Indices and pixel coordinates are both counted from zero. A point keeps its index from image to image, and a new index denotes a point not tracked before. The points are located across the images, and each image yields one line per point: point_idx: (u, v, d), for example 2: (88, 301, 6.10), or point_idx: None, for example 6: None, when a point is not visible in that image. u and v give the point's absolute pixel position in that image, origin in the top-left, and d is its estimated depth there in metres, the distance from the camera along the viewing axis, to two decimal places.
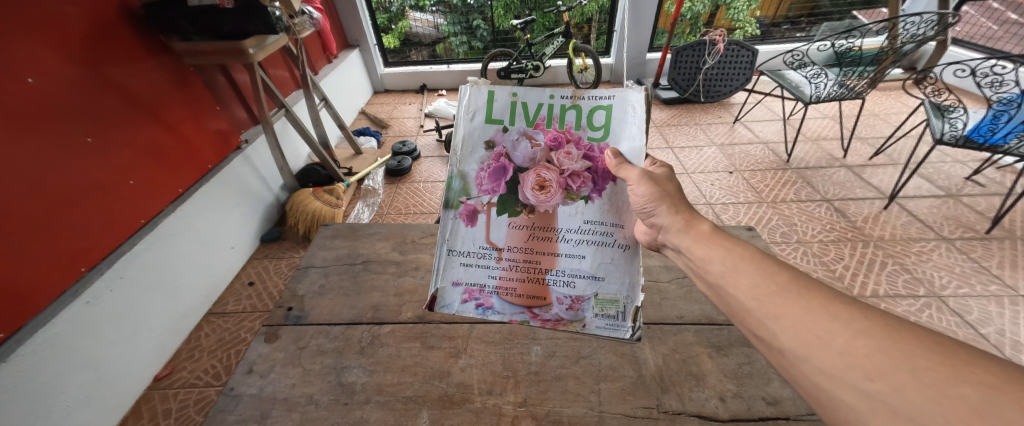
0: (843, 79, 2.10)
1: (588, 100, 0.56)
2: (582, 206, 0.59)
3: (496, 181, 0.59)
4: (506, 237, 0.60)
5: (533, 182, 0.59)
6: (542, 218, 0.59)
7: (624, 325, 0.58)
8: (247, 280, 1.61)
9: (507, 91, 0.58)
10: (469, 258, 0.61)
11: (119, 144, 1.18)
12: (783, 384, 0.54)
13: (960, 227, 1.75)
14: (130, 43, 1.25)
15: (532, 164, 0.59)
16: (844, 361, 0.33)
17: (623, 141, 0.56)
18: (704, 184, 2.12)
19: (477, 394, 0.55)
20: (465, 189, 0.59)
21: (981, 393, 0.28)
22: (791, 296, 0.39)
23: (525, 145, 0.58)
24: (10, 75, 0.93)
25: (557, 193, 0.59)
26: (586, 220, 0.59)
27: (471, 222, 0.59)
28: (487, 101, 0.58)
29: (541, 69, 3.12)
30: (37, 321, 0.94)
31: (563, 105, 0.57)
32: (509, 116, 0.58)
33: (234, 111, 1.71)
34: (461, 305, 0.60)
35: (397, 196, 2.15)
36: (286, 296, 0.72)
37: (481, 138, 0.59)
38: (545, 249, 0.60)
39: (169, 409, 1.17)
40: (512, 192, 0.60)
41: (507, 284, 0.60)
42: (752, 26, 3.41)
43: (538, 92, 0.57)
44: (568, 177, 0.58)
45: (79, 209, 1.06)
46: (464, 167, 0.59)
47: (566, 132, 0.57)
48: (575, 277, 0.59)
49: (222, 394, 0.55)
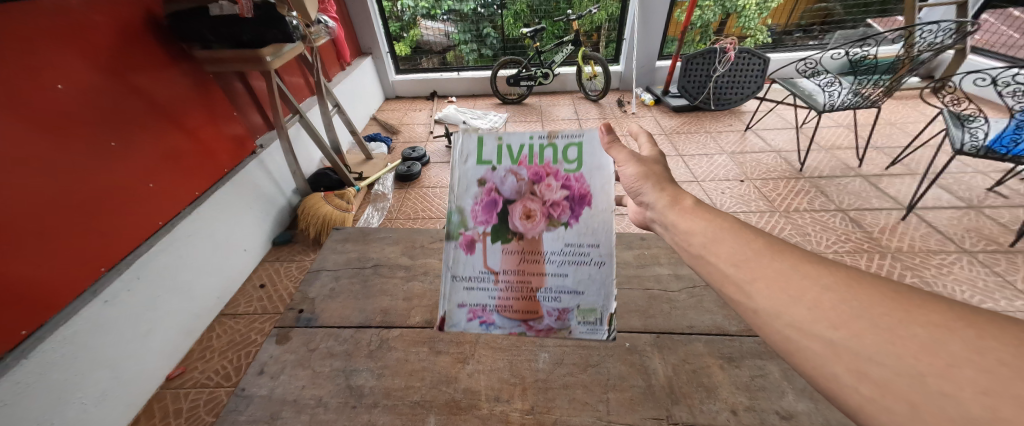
0: (858, 88, 2.06)
1: (562, 137, 0.55)
2: (564, 231, 0.56)
3: (488, 213, 0.57)
4: (501, 261, 0.58)
5: (520, 213, 0.56)
6: (530, 244, 0.57)
7: (603, 328, 0.57)
8: (258, 282, 1.63)
9: (492, 135, 0.56)
10: (472, 282, 0.59)
11: (140, 148, 1.21)
12: (797, 398, 0.53)
13: (983, 239, 1.70)
14: (154, 52, 1.29)
15: (518, 196, 0.56)
16: (813, 314, 0.35)
17: (599, 170, 0.54)
18: (714, 193, 2.10)
19: (484, 400, 0.55)
20: (462, 222, 0.57)
21: (931, 332, 0.30)
22: (764, 259, 0.41)
23: (510, 180, 0.56)
24: (40, 82, 0.97)
25: (542, 221, 0.56)
26: (569, 243, 0.56)
27: (469, 251, 0.56)
28: (474, 145, 0.57)
29: (551, 75, 3.25)
30: (58, 318, 0.97)
31: (541, 143, 0.55)
32: (494, 156, 0.56)
33: (249, 117, 1.75)
34: (467, 323, 0.59)
35: (406, 201, 2.17)
36: (297, 298, 0.73)
37: (470, 177, 0.57)
38: (534, 270, 0.58)
39: (180, 408, 1.19)
40: (501, 222, 0.57)
41: (506, 302, 0.59)
42: (764, 34, 3.38)
43: (519, 134, 0.55)
44: (550, 206, 0.56)
45: (101, 211, 1.09)
46: (457, 203, 0.57)
47: (546, 166, 0.55)
48: (562, 293, 0.58)
49: (235, 395, 0.56)
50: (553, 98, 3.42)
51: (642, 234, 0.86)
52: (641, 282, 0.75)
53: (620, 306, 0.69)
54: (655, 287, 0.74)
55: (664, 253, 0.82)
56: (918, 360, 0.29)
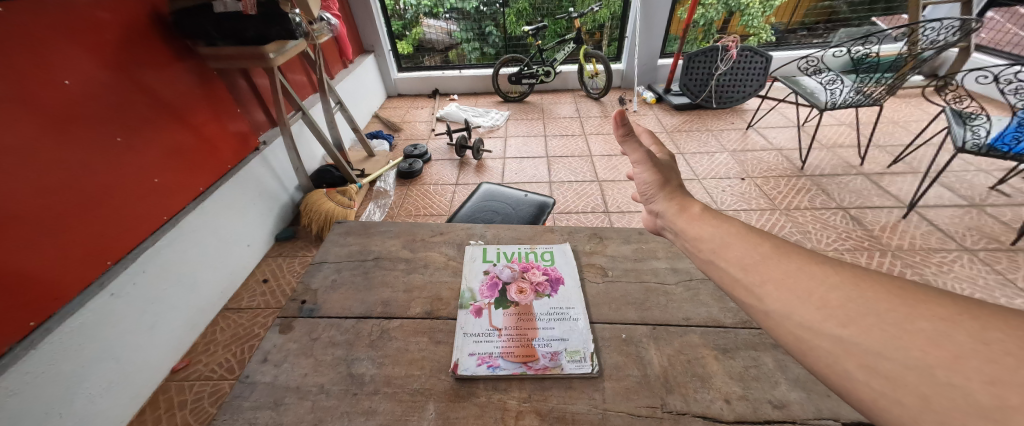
0: (860, 86, 2.06)
1: (540, 247, 0.84)
2: (547, 300, 0.70)
3: (492, 289, 0.72)
4: (502, 320, 0.66)
5: (515, 288, 0.72)
6: (526, 309, 0.68)
7: (587, 362, 0.58)
8: (262, 277, 1.65)
9: (494, 247, 0.84)
10: (480, 337, 0.63)
11: (146, 144, 1.23)
12: (790, 388, 0.54)
13: (984, 237, 1.70)
14: (160, 49, 1.31)
15: (513, 278, 0.74)
16: (821, 313, 0.36)
17: (566, 264, 0.79)
18: (715, 191, 2.10)
19: (482, 389, 0.55)
20: (472, 297, 0.71)
21: (937, 326, 0.30)
22: (772, 262, 0.42)
23: (507, 270, 0.77)
24: (48, 77, 0.99)
25: (530, 294, 0.71)
26: (552, 306, 0.69)
27: (478, 314, 0.66)
28: (481, 253, 0.83)
29: (552, 73, 3.23)
30: (66, 310, 0.98)
31: (526, 250, 0.83)
32: (495, 257, 0.81)
33: (253, 114, 1.77)
34: (477, 368, 0.58)
35: (407, 198, 2.18)
36: (300, 290, 0.74)
37: (479, 269, 0.78)
38: (528, 325, 0.65)
39: (184, 400, 1.21)
40: (502, 295, 0.71)
41: (510, 347, 0.61)
42: (767, 32, 3.37)
43: (512, 245, 0.85)
44: (536, 285, 0.73)
45: (107, 205, 1.11)
46: (469, 284, 0.74)
47: (531, 264, 0.79)
48: (552, 339, 0.62)
49: (240, 381, 0.57)
50: (554, 96, 3.43)
51: (640, 229, 0.87)
52: (638, 275, 0.76)
53: (617, 299, 0.71)
54: (652, 280, 0.75)
55: (661, 247, 0.83)
56: (925, 353, 0.30)
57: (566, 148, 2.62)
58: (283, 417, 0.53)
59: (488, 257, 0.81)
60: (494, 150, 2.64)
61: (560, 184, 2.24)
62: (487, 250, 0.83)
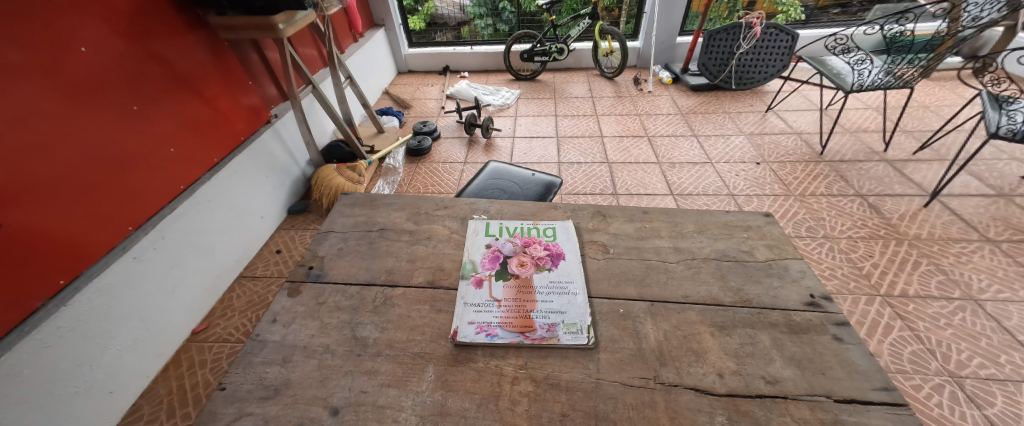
0: (891, 67, 1.93)
1: (544, 223, 0.84)
2: (547, 273, 0.71)
3: (494, 262, 0.74)
4: (502, 292, 0.67)
5: (517, 262, 0.73)
6: (525, 281, 0.69)
7: (584, 335, 0.59)
8: (274, 248, 1.70)
9: (497, 222, 0.85)
10: (480, 307, 0.65)
11: (161, 114, 1.26)
12: (785, 365, 0.54)
13: (1009, 229, 1.63)
14: (173, 19, 1.31)
15: (514, 253, 0.75)
16: None
17: (567, 240, 0.79)
18: (729, 175, 2.05)
19: (480, 355, 0.57)
20: (474, 268, 0.73)
21: None
22: None
23: (509, 245, 0.78)
24: (66, 44, 1.01)
25: (531, 267, 0.72)
26: (552, 280, 0.70)
27: (477, 284, 0.68)
28: (485, 227, 0.83)
29: (566, 51, 3.12)
30: (92, 270, 1.03)
31: (529, 226, 0.84)
32: (497, 232, 0.82)
33: (265, 88, 1.78)
34: (473, 336, 0.59)
35: (416, 173, 2.20)
36: (308, 256, 0.77)
37: (483, 243, 0.79)
38: (527, 298, 0.66)
39: (204, 360, 1.29)
40: (503, 268, 0.72)
41: (509, 317, 0.62)
42: (796, 9, 3.17)
43: (515, 221, 0.86)
44: (536, 259, 0.74)
45: (126, 173, 1.14)
46: (471, 256, 0.75)
47: (534, 239, 0.79)
48: (550, 311, 0.63)
49: (250, 339, 0.60)
50: (567, 75, 3.35)
51: (645, 208, 0.87)
52: (640, 253, 0.76)
53: (617, 275, 0.71)
54: (654, 258, 0.75)
55: (665, 227, 0.83)
56: None
57: (577, 128, 2.58)
58: (292, 373, 0.55)
59: (490, 232, 0.82)
60: (503, 128, 2.61)
61: (569, 165, 2.21)
62: (489, 225, 0.84)
